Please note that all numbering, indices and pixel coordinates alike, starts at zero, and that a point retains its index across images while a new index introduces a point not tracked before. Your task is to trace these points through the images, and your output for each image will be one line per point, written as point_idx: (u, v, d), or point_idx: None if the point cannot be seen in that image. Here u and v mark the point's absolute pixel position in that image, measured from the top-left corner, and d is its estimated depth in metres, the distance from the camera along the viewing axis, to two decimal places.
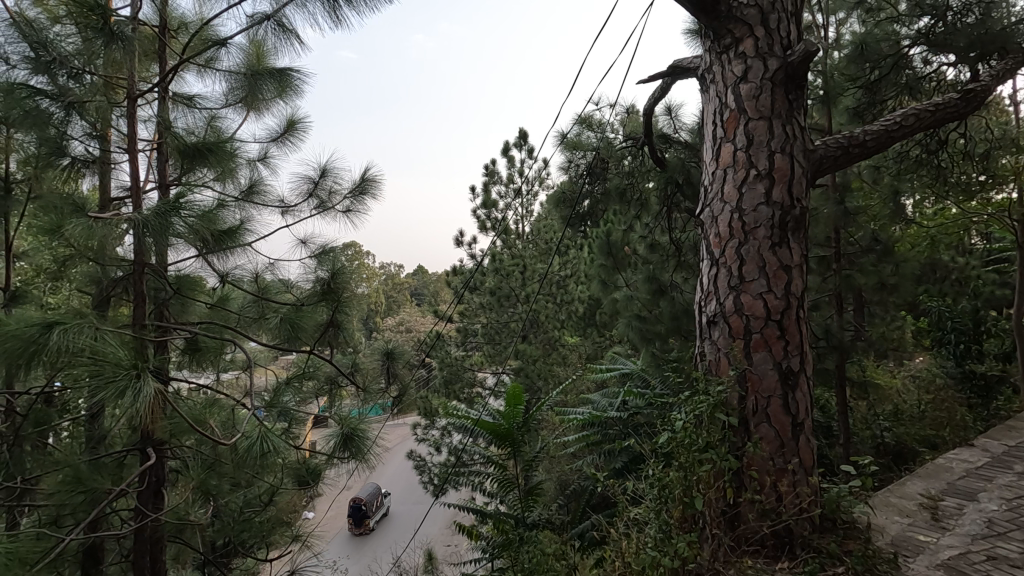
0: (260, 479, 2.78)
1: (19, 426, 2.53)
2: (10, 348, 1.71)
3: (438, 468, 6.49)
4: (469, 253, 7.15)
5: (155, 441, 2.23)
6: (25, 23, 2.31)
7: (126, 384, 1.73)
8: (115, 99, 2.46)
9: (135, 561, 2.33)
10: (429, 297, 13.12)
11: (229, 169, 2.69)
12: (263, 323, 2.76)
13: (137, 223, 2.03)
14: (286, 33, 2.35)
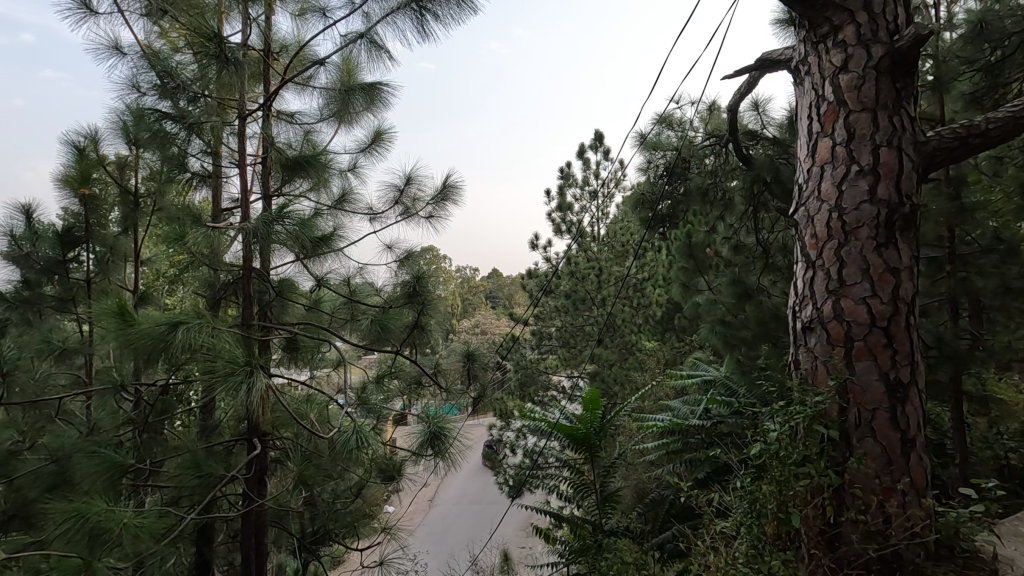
0: (350, 472, 2.94)
1: (146, 414, 2.83)
2: (143, 344, 1.91)
3: (513, 469, 6.56)
4: (544, 256, 7.17)
5: (261, 432, 2.45)
6: (153, 55, 2.60)
7: (240, 380, 1.90)
8: (226, 119, 2.69)
9: (242, 543, 2.54)
10: (503, 301, 13.29)
11: (324, 179, 2.86)
12: (354, 325, 2.95)
13: (247, 232, 2.22)
14: (377, 49, 2.48)
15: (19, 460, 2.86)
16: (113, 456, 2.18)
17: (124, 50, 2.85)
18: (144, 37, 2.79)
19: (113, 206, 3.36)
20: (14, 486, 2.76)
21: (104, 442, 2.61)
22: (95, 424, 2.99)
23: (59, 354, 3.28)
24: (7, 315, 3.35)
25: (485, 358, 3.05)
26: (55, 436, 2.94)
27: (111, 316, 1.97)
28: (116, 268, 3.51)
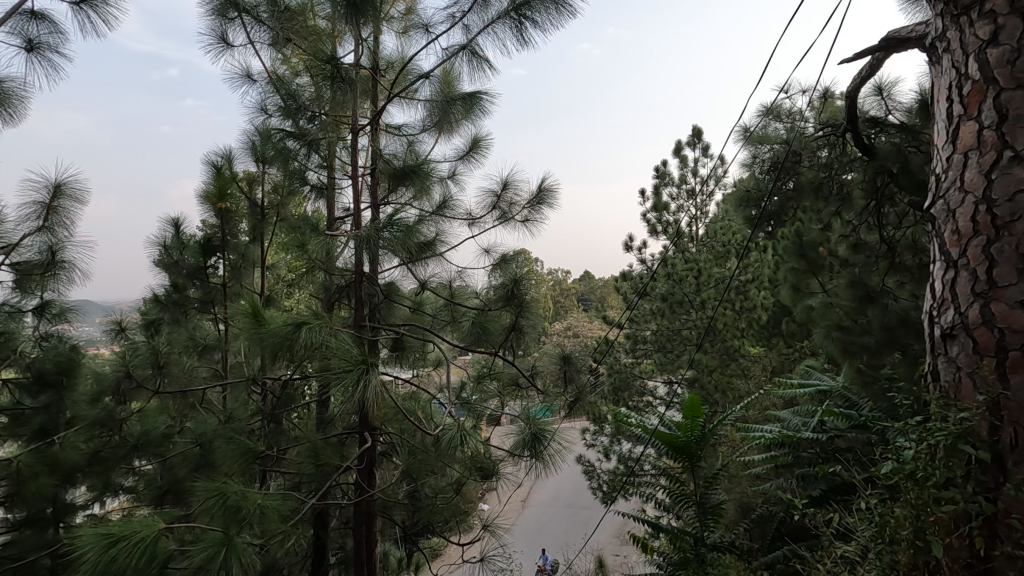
0: (450, 468, 3.04)
1: (272, 405, 3.13)
2: (272, 342, 2.11)
3: (607, 475, 6.44)
4: (639, 258, 6.99)
5: (371, 425, 2.63)
6: (278, 80, 2.87)
7: (357, 377, 2.04)
8: (340, 134, 2.91)
9: (354, 529, 2.71)
10: (595, 303, 13.12)
11: (426, 187, 2.98)
12: (454, 326, 3.06)
13: (362, 238, 2.39)
14: (478, 60, 2.55)
15: (171, 441, 3.26)
16: (247, 442, 2.43)
17: (254, 77, 3.18)
18: (271, 64, 3.09)
19: (244, 218, 3.74)
20: (168, 465, 3.14)
21: (239, 429, 2.91)
22: (230, 413, 3.34)
23: (202, 349, 3.70)
24: (161, 315, 3.83)
25: (582, 360, 3.01)
26: (199, 422, 3.32)
27: (245, 316, 2.19)
28: (246, 273, 3.90)
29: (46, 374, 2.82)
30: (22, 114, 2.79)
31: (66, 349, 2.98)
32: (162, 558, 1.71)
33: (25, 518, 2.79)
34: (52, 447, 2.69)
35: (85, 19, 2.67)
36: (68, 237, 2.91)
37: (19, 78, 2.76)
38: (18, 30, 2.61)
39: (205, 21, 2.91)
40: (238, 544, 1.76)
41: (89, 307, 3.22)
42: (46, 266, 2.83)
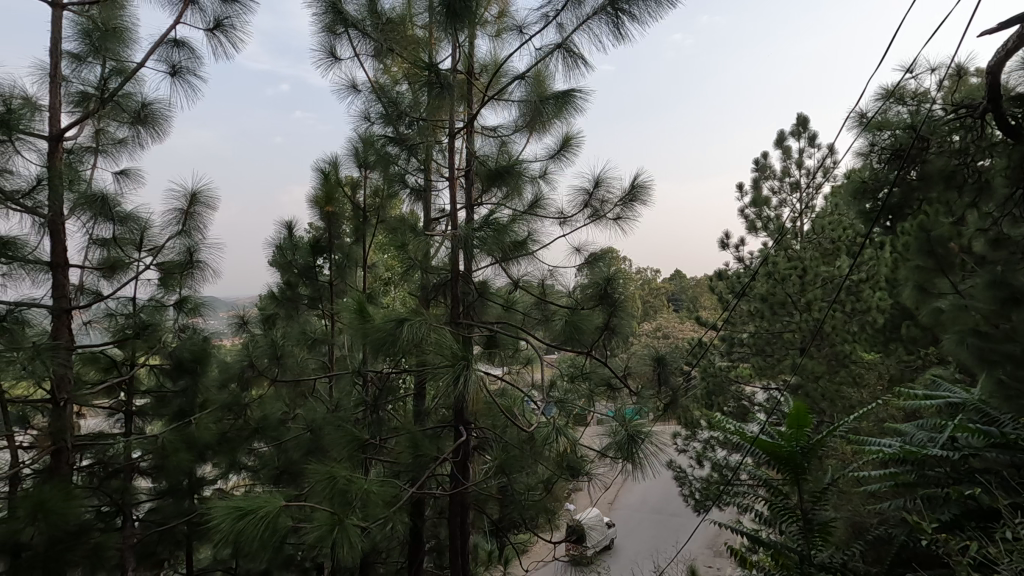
0: (541, 466, 3.05)
1: (374, 397, 3.31)
2: (378, 338, 2.23)
3: (700, 482, 6.18)
4: (736, 256, 6.63)
5: (466, 419, 2.76)
6: (380, 89, 3.03)
7: (457, 372, 2.12)
8: (436, 138, 3.01)
9: (449, 519, 2.81)
10: (686, 304, 12.61)
11: (519, 187, 3.01)
12: (546, 325, 3.07)
13: (461, 238, 2.46)
14: (573, 58, 2.54)
15: (286, 426, 3.54)
16: (354, 431, 2.60)
17: (358, 88, 3.37)
18: (373, 75, 3.27)
19: (348, 220, 3.98)
20: (283, 448, 3.42)
21: (345, 418, 3.11)
22: (337, 402, 3.58)
23: (311, 343, 3.98)
24: (277, 311, 4.18)
25: (677, 362, 2.88)
26: (309, 410, 3.58)
27: (352, 312, 2.33)
28: (350, 273, 4.15)
29: (184, 361, 3.16)
30: (167, 132, 3.15)
31: (200, 340, 3.33)
32: (282, 533, 1.84)
33: (168, 488, 3.15)
34: (190, 427, 3.02)
35: (217, 43, 2.96)
36: (202, 239, 3.25)
37: (165, 100, 3.12)
38: (164, 57, 2.95)
39: (316, 37, 3.13)
40: (348, 526, 1.87)
41: (218, 302, 3.57)
42: (185, 266, 3.18)
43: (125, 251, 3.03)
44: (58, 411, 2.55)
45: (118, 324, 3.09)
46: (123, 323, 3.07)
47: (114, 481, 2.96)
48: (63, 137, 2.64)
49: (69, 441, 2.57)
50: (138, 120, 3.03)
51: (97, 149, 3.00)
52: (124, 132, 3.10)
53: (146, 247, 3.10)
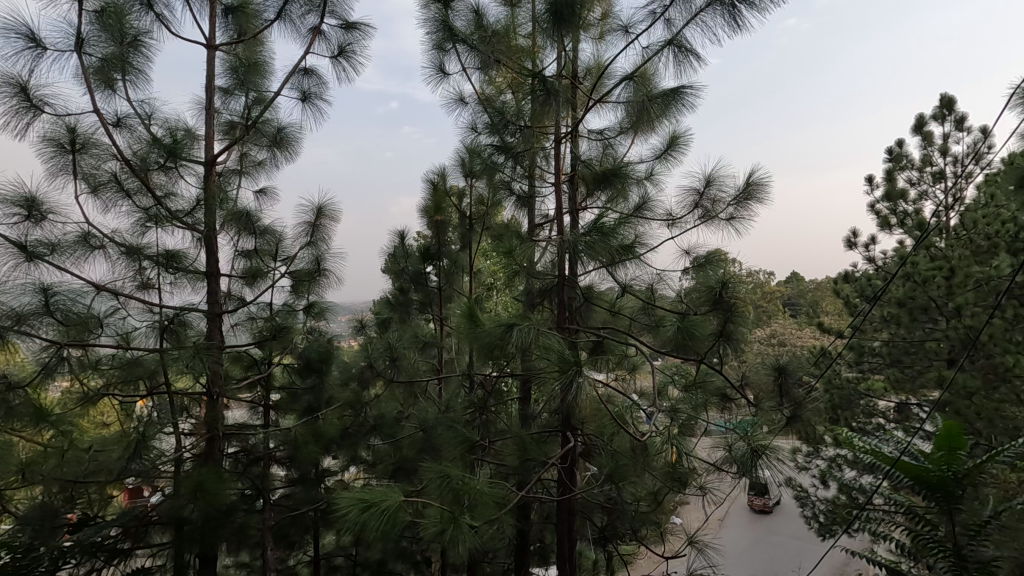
0: (652, 477, 2.95)
1: (482, 399, 3.39)
2: (489, 342, 2.29)
3: (825, 503, 5.67)
4: (866, 256, 6.00)
5: (573, 425, 2.75)
6: (487, 100, 3.12)
7: (569, 378, 2.12)
8: (541, 145, 3.03)
9: (557, 524, 2.80)
10: (806, 309, 11.64)
11: (625, 189, 2.94)
12: (655, 330, 2.97)
13: (570, 244, 2.46)
14: (685, 54, 2.44)
15: (400, 425, 3.74)
16: (466, 432, 2.68)
17: (465, 100, 3.50)
18: (479, 87, 3.38)
19: (455, 228, 4.13)
20: (398, 445, 3.62)
21: (457, 418, 3.22)
22: (446, 403, 3.72)
23: (423, 346, 4.17)
24: (391, 315, 4.44)
25: (802, 371, 2.64)
26: (421, 410, 3.75)
27: (463, 317, 2.40)
28: (457, 278, 4.31)
29: (312, 360, 3.45)
30: (298, 152, 3.47)
31: (325, 341, 3.61)
32: (402, 526, 1.93)
33: (299, 477, 3.44)
34: (317, 421, 3.27)
35: (340, 68, 3.21)
36: (327, 249, 3.53)
37: (297, 124, 3.44)
38: (296, 86, 3.26)
39: (426, 55, 3.30)
40: (462, 524, 1.93)
41: (340, 307, 3.86)
42: (313, 273, 3.48)
43: (264, 261, 3.37)
44: (213, 404, 2.88)
45: (258, 326, 3.44)
46: (262, 325, 3.42)
47: (255, 468, 3.28)
48: (216, 161, 2.98)
49: (220, 430, 2.89)
50: (275, 143, 3.37)
51: (242, 171, 3.38)
52: (263, 155, 3.45)
53: (282, 257, 3.43)
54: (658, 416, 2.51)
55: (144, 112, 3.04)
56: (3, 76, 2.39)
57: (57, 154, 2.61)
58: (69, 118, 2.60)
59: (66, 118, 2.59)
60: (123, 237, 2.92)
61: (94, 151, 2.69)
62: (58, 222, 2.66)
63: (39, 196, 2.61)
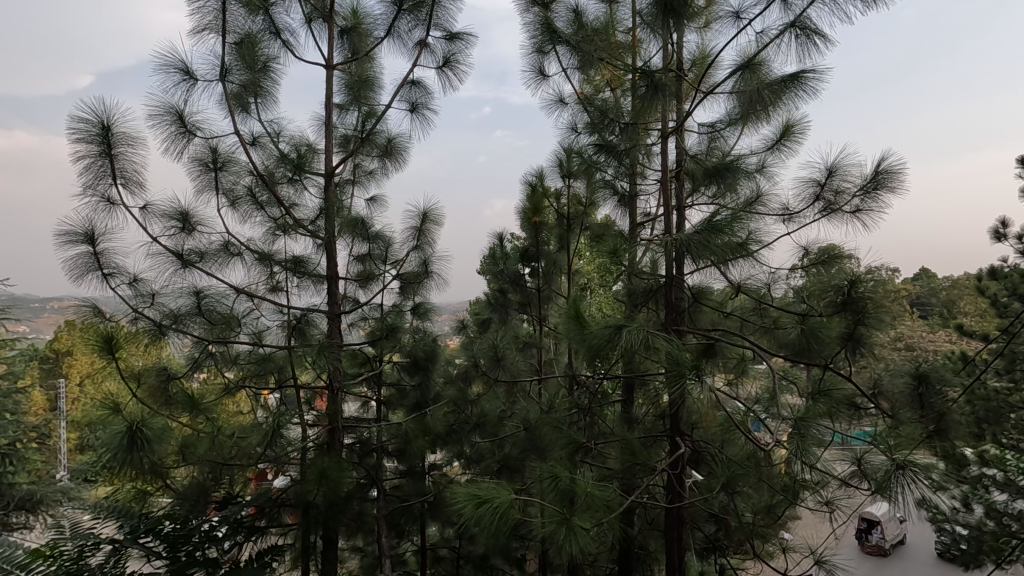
0: (770, 488, 2.77)
1: (584, 400, 3.37)
2: (597, 344, 2.27)
3: (970, 531, 5.02)
4: (1018, 250, 5.24)
5: (682, 431, 2.70)
6: (588, 100, 3.11)
7: (684, 381, 2.04)
8: (644, 141, 2.96)
9: (665, 533, 2.73)
10: (940, 310, 10.38)
11: (737, 184, 2.78)
12: (771, 332, 2.80)
13: (682, 243, 2.39)
14: (808, 37, 2.26)
15: (503, 423, 3.81)
16: (572, 434, 2.69)
17: (565, 101, 3.53)
18: (579, 86, 3.38)
19: (554, 229, 4.14)
20: (501, 443, 3.69)
21: (560, 418, 3.23)
22: (548, 403, 3.73)
23: (523, 346, 4.24)
24: (491, 316, 4.54)
25: (948, 379, 2.36)
26: (523, 409, 3.80)
27: (569, 318, 2.40)
28: (556, 278, 4.31)
29: (419, 359, 3.62)
30: (406, 160, 3.64)
31: (432, 340, 3.77)
32: (514, 525, 1.96)
33: (409, 470, 3.62)
34: (426, 416, 3.43)
35: (444, 77, 3.34)
36: (434, 252, 3.70)
37: (404, 134, 3.62)
38: (405, 98, 3.43)
39: (526, 58, 3.36)
40: (576, 526, 1.89)
41: (444, 307, 4.02)
42: (420, 276, 3.65)
43: (376, 265, 3.58)
44: (334, 398, 3.11)
45: (371, 325, 3.66)
46: (375, 324, 3.62)
47: (371, 459, 3.49)
48: (334, 172, 3.21)
49: (340, 422, 3.11)
50: (385, 153, 3.57)
51: (355, 180, 3.61)
52: (374, 164, 3.67)
53: (391, 261, 3.62)
54: (779, 424, 2.35)
55: (273, 130, 3.35)
56: (164, 106, 2.74)
57: (204, 172, 2.94)
58: (214, 140, 2.93)
59: (211, 140, 2.91)
60: (257, 244, 3.23)
61: (233, 168, 3.01)
62: (206, 234, 2.98)
63: (191, 210, 2.93)
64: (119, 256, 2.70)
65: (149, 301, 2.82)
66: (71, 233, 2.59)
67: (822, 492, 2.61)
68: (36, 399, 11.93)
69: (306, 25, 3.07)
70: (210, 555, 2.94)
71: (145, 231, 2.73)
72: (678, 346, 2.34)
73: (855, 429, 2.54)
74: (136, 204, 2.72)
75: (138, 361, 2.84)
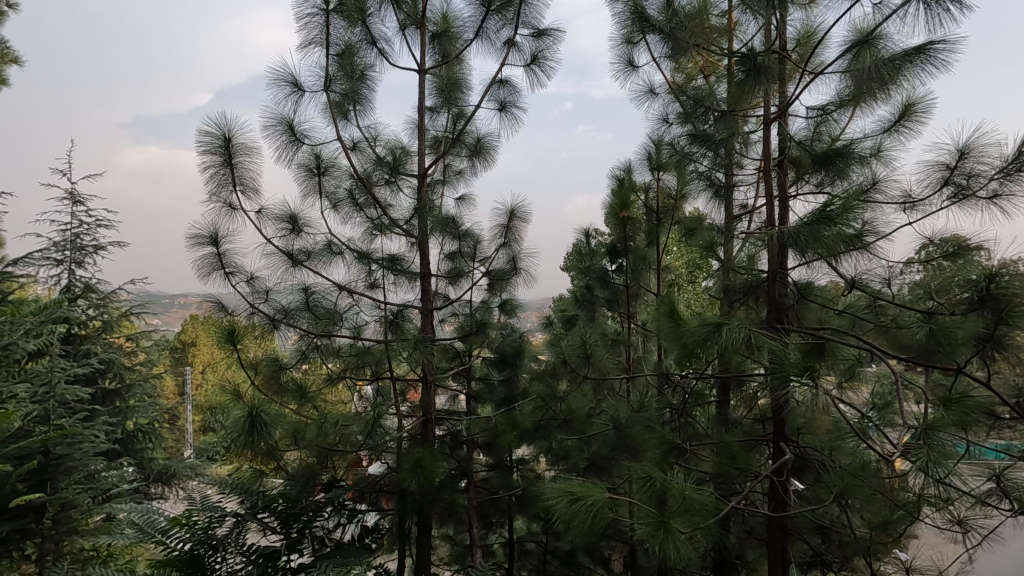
0: (887, 504, 2.54)
1: (677, 400, 3.26)
2: (694, 343, 2.19)
3: None
4: None
5: (787, 436, 2.53)
6: (681, 89, 3.00)
7: (796, 382, 1.90)
8: (742, 129, 2.81)
9: (768, 543, 2.58)
10: None
11: (849, 170, 2.56)
12: (891, 332, 2.55)
13: (790, 235, 2.24)
14: (939, 3, 2.02)
15: (591, 422, 3.78)
16: (667, 435, 2.62)
17: (656, 92, 3.45)
18: (670, 75, 3.28)
19: (643, 224, 4.04)
20: (590, 441, 3.66)
21: (652, 418, 3.14)
22: (637, 402, 3.65)
23: (611, 344, 4.17)
24: (578, 313, 4.51)
25: None
26: (611, 408, 3.75)
27: (664, 315, 2.33)
28: (645, 275, 4.20)
29: (507, 355, 3.68)
30: (494, 159, 3.70)
31: (519, 336, 3.82)
32: (607, 523, 1.93)
33: (498, 463, 3.69)
34: (514, 411, 3.48)
35: (533, 74, 3.35)
36: (521, 249, 3.73)
37: (493, 133, 3.68)
38: (494, 97, 3.48)
39: (615, 50, 3.32)
40: (674, 531, 1.82)
41: (531, 304, 4.05)
42: (508, 273, 3.70)
43: (466, 262, 3.68)
44: (428, 391, 3.23)
45: (461, 321, 3.76)
46: (464, 320, 3.72)
47: (462, 452, 3.59)
48: (426, 173, 3.33)
49: (434, 414, 3.23)
50: (474, 153, 3.65)
51: (445, 180, 3.74)
52: (463, 164, 3.76)
53: (480, 258, 3.70)
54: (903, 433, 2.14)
55: (370, 135, 3.53)
56: (276, 117, 2.97)
57: (310, 177, 3.15)
58: (318, 147, 3.14)
59: (316, 147, 3.12)
60: (356, 244, 3.42)
61: (334, 172, 3.22)
62: (311, 234, 3.21)
63: (299, 213, 3.16)
64: (238, 256, 2.98)
65: (264, 297, 3.10)
66: (200, 235, 2.88)
67: (952, 510, 2.34)
68: (167, 384, 13.41)
69: (401, 32, 3.21)
70: (317, 533, 3.15)
71: (260, 233, 3.01)
72: (783, 345, 2.20)
73: (994, 442, 2.26)
74: (252, 209, 2.98)
75: (253, 352, 3.11)
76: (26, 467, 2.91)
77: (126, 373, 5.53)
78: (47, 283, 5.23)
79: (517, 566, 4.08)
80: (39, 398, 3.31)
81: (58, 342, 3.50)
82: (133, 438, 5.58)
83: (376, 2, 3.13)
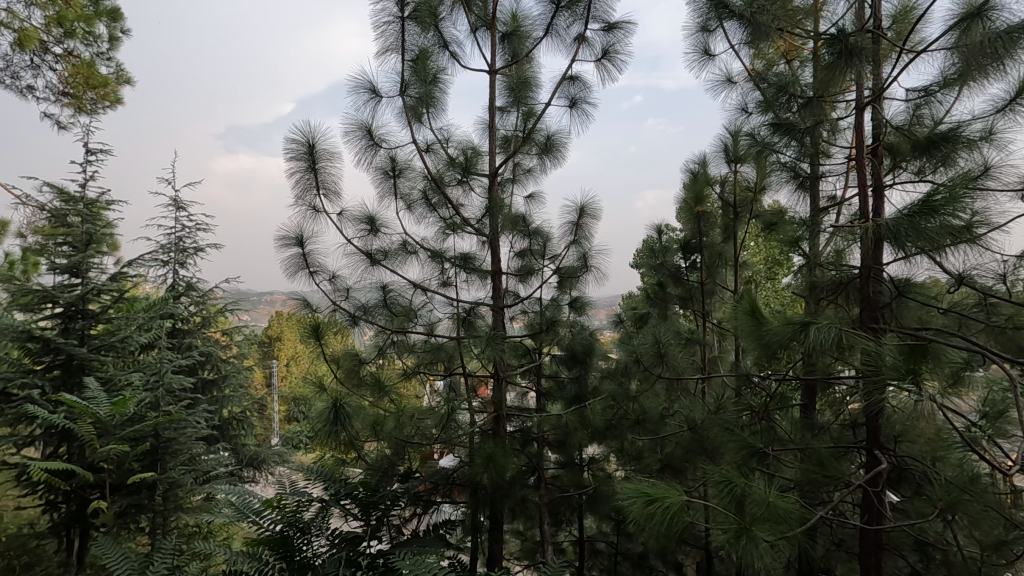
0: (1001, 521, 2.31)
1: (757, 402, 3.12)
2: (778, 343, 2.08)
3: None
4: None
5: (882, 444, 2.36)
6: (761, 76, 2.85)
7: (898, 386, 1.76)
8: (830, 115, 2.63)
9: (861, 556, 2.42)
10: None
11: (955, 155, 2.34)
12: (1007, 333, 2.31)
13: (889, 228, 2.09)
14: None
15: (664, 422, 3.69)
16: (748, 438, 2.50)
17: (734, 80, 3.32)
18: (749, 62, 3.14)
19: (719, 218, 3.89)
20: (663, 442, 3.58)
21: (730, 420, 3.02)
22: (714, 404, 3.53)
23: (684, 343, 4.04)
24: (650, 310, 4.40)
25: None
26: (686, 409, 3.64)
27: (744, 313, 2.23)
28: (721, 271, 4.05)
29: (577, 352, 3.67)
30: (564, 156, 3.69)
31: (590, 334, 3.79)
32: (684, 527, 1.88)
33: (568, 461, 3.68)
34: (585, 409, 3.46)
35: (604, 69, 3.31)
36: (592, 245, 3.69)
37: (563, 130, 3.66)
38: (564, 94, 3.47)
39: (690, 39, 3.25)
40: (758, 538, 1.74)
41: (602, 301, 4.00)
42: (578, 270, 3.67)
43: (536, 259, 3.70)
44: (500, 387, 3.28)
45: (531, 318, 3.77)
46: (534, 317, 3.73)
47: (533, 448, 3.61)
48: (497, 172, 3.38)
49: (505, 410, 3.27)
50: (544, 151, 3.65)
51: (515, 179, 3.77)
52: (533, 162, 3.77)
53: (550, 256, 3.70)
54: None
55: (443, 137, 3.62)
56: (356, 123, 3.11)
57: (386, 180, 3.28)
58: (394, 150, 3.26)
59: (392, 151, 3.24)
60: (430, 243, 3.51)
61: (409, 174, 3.33)
62: (388, 235, 3.33)
63: (376, 215, 3.30)
64: (322, 256, 3.15)
65: (345, 295, 3.26)
66: (288, 237, 3.08)
67: None
68: (257, 375, 14.43)
69: (472, 35, 3.28)
70: (394, 522, 3.28)
71: (342, 234, 3.17)
72: (878, 346, 2.05)
73: None
74: (334, 211, 3.13)
75: (335, 347, 3.28)
76: (140, 449, 3.22)
77: (222, 364, 5.99)
78: (156, 282, 5.76)
79: (588, 565, 4.06)
80: (151, 386, 3.65)
81: (166, 336, 3.84)
82: (229, 425, 6.03)
83: (448, 7, 3.20)
